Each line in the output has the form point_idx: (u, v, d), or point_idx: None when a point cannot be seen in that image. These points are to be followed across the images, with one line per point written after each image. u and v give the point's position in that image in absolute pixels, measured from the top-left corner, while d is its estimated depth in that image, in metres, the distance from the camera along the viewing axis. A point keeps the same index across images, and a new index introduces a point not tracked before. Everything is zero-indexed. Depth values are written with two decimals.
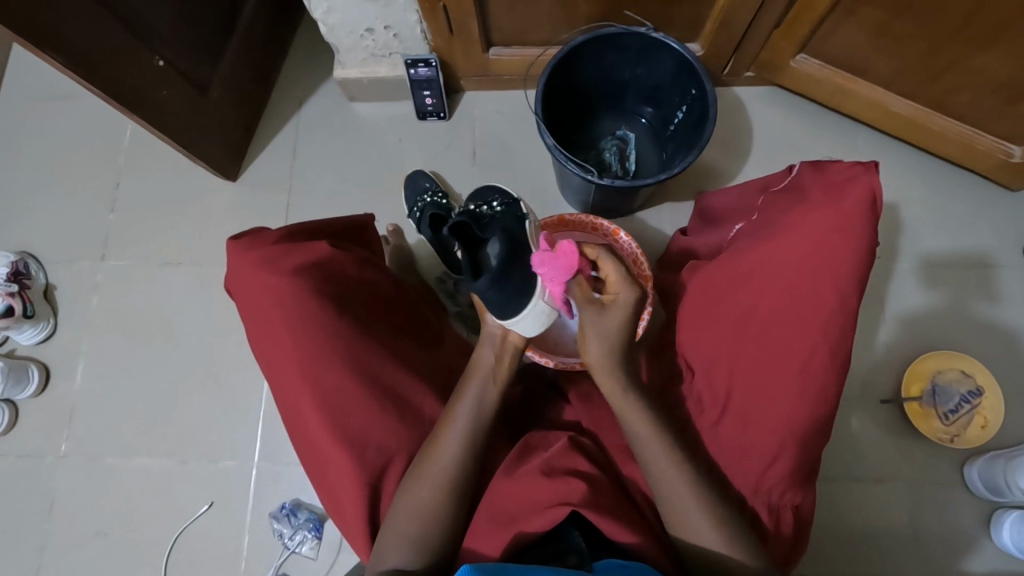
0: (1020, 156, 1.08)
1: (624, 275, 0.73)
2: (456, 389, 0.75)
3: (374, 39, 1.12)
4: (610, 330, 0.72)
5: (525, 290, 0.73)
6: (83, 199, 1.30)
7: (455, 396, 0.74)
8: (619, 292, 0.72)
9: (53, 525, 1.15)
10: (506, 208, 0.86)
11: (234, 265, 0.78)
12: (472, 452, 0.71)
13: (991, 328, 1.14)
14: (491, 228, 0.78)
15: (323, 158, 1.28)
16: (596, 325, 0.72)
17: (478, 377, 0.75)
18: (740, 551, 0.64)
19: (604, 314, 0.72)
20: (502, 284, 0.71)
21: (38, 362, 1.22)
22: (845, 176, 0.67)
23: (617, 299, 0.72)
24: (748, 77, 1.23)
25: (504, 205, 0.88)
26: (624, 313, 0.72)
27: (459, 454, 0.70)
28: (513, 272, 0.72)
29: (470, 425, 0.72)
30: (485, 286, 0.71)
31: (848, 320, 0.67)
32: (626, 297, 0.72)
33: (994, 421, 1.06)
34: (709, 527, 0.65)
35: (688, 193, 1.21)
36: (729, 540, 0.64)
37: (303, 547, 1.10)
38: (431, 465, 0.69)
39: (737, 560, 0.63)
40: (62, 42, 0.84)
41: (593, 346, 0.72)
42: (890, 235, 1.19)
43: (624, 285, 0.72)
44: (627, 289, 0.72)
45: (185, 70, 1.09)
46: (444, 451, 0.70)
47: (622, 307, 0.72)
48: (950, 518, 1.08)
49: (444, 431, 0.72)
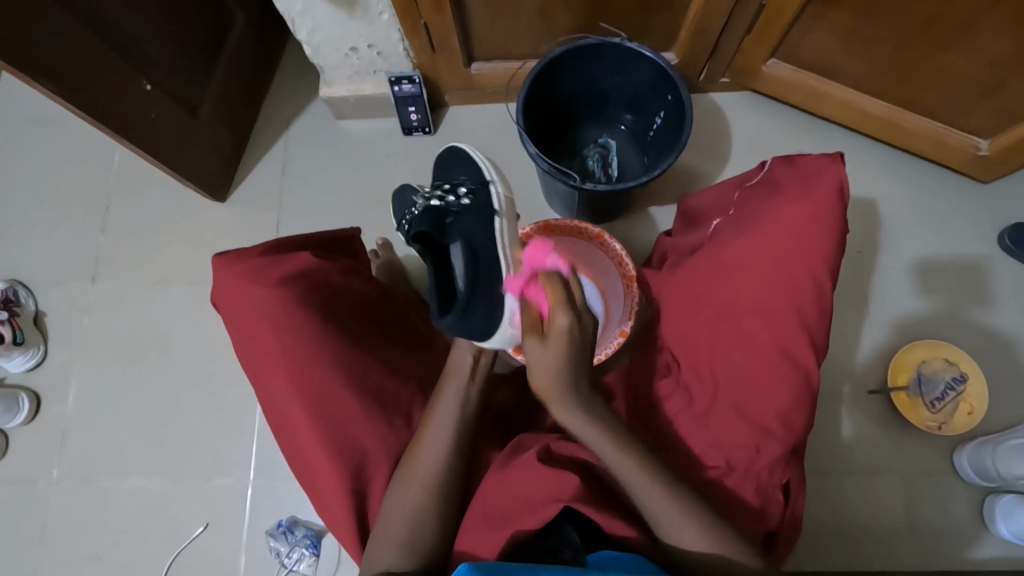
0: (988, 149, 1.12)
1: (564, 300, 0.68)
2: (438, 390, 0.77)
3: (359, 58, 1.15)
4: (549, 355, 0.66)
5: (494, 310, 0.73)
6: (72, 224, 1.31)
7: (437, 396, 0.76)
8: (555, 317, 0.67)
9: (45, 554, 1.13)
10: (475, 199, 0.78)
11: (221, 279, 0.79)
12: (458, 450, 0.72)
13: (971, 316, 1.17)
14: (452, 234, 0.75)
15: (312, 174, 1.30)
16: (536, 354, 0.67)
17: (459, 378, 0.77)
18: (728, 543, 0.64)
19: (543, 342, 0.67)
20: (468, 317, 0.71)
21: (28, 389, 1.22)
22: (815, 168, 0.72)
23: (554, 323, 0.67)
24: (724, 83, 1.27)
25: (471, 191, 0.79)
26: (565, 340, 0.66)
27: (445, 453, 0.71)
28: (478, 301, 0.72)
29: (454, 423, 0.73)
30: (450, 322, 0.71)
31: (824, 304, 0.70)
32: (562, 323, 0.66)
33: (980, 407, 1.08)
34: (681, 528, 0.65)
35: (671, 197, 1.24)
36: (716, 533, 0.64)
37: (301, 564, 1.09)
38: (417, 464, 0.70)
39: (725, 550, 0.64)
40: (51, 69, 0.86)
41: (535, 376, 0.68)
42: (868, 229, 1.22)
43: (556, 310, 0.67)
44: (563, 313, 0.67)
45: (173, 93, 1.11)
46: (428, 449, 0.71)
47: (563, 332, 0.67)
48: (944, 507, 1.09)
49: (427, 430, 0.73)
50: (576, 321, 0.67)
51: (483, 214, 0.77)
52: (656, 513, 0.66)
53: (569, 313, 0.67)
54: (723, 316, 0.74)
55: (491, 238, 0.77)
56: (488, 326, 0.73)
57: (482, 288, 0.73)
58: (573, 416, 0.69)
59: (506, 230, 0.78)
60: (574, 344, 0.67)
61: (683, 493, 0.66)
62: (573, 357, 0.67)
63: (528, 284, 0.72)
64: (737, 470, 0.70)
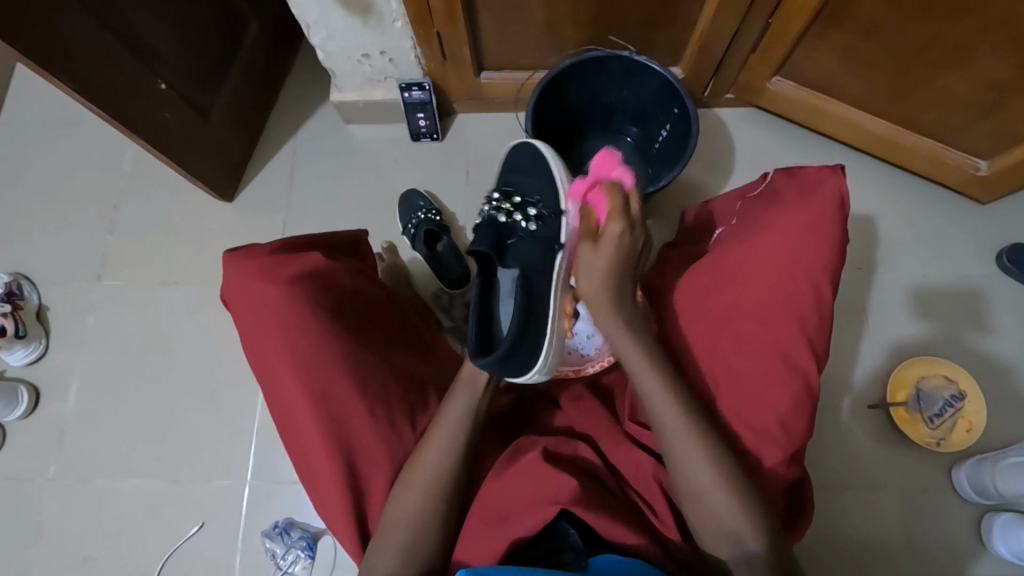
0: (987, 170, 1.13)
1: (621, 208, 0.70)
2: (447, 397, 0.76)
3: (371, 65, 1.17)
4: (600, 257, 0.69)
5: (531, 354, 0.74)
6: (79, 220, 1.31)
7: (445, 403, 0.75)
8: (608, 224, 0.69)
9: (38, 550, 1.12)
10: (544, 228, 0.79)
11: (231, 276, 0.79)
12: (463, 457, 0.72)
13: (970, 334, 1.18)
14: (511, 260, 0.76)
15: (319, 178, 1.31)
16: (587, 260, 0.70)
17: (468, 384, 0.76)
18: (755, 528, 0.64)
19: (595, 247, 0.70)
20: (505, 361, 0.71)
21: (29, 383, 1.22)
22: (816, 180, 0.74)
23: (609, 229, 0.69)
24: (728, 99, 1.29)
25: (540, 217, 0.79)
26: (619, 241, 0.69)
27: (448, 460, 0.71)
28: (519, 345, 0.72)
29: (460, 429, 0.73)
30: (486, 362, 0.71)
31: (824, 312, 0.71)
32: (616, 227, 0.69)
33: (978, 424, 1.09)
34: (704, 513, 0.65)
35: (675, 208, 1.25)
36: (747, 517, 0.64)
37: (296, 566, 1.08)
38: (419, 470, 0.70)
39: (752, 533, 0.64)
40: (69, 65, 0.87)
41: (584, 281, 0.71)
42: (869, 246, 1.23)
43: (611, 216, 0.69)
44: (617, 220, 0.69)
45: (187, 93, 1.13)
46: (432, 456, 0.71)
47: (616, 238, 0.69)
48: (942, 524, 1.09)
49: (434, 437, 0.72)
50: (629, 228, 0.70)
51: (549, 247, 0.78)
52: (684, 461, 0.66)
53: (624, 221, 0.69)
54: (723, 323, 0.74)
55: (549, 279, 0.78)
56: (521, 368, 0.74)
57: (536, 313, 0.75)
58: (614, 328, 0.71)
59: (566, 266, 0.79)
60: (625, 250, 0.69)
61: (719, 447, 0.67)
62: (623, 262, 0.70)
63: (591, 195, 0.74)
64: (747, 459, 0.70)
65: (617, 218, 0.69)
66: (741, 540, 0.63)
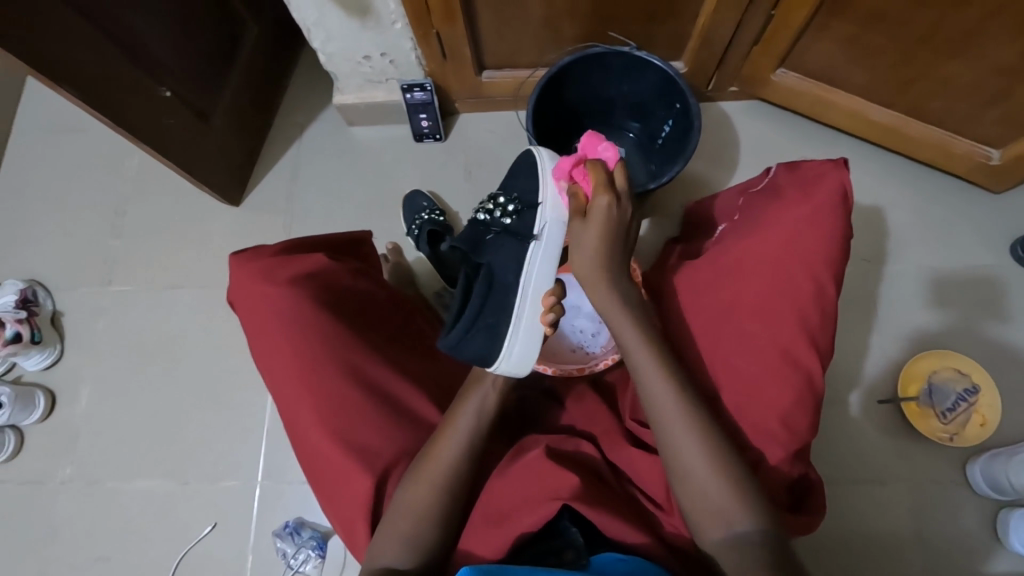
0: (998, 159, 1.11)
1: (604, 182, 0.71)
2: (460, 395, 0.77)
3: (371, 66, 1.17)
4: (588, 233, 0.72)
5: (494, 340, 0.73)
6: (90, 227, 1.34)
7: (459, 400, 0.76)
8: (594, 199, 0.71)
9: (56, 550, 1.15)
10: (518, 222, 0.81)
11: (235, 279, 0.82)
12: (472, 454, 0.72)
13: (983, 326, 1.15)
14: (488, 253, 0.78)
15: (323, 180, 1.32)
16: (579, 234, 0.73)
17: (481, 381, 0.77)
18: (741, 496, 0.62)
19: (584, 221, 0.73)
20: (470, 334, 0.72)
21: (44, 388, 1.24)
22: (817, 173, 0.74)
23: (594, 203, 0.71)
24: (732, 92, 1.28)
25: (518, 214, 0.81)
26: (604, 218, 0.71)
27: (457, 456, 0.71)
28: (482, 323, 0.73)
29: (469, 425, 0.73)
30: (454, 338, 0.71)
31: (827, 307, 0.71)
32: (601, 202, 0.71)
33: (992, 419, 1.07)
34: (707, 474, 0.64)
35: (679, 204, 1.24)
36: (731, 486, 0.63)
37: (307, 565, 1.10)
38: (428, 467, 0.70)
39: (738, 502, 0.62)
40: (73, 74, 0.89)
41: (576, 256, 0.74)
42: (878, 238, 1.21)
43: (597, 191, 0.71)
44: (602, 194, 0.71)
45: (190, 99, 1.14)
46: (442, 453, 0.71)
47: (602, 211, 0.71)
48: (956, 520, 1.07)
49: (445, 434, 0.73)
50: (615, 202, 0.71)
51: (522, 242, 0.79)
52: (671, 436, 0.66)
53: (611, 196, 0.71)
54: (721, 318, 0.73)
55: (519, 271, 0.78)
56: (484, 354, 0.72)
57: (502, 304, 0.75)
58: (617, 319, 0.72)
59: (539, 258, 0.80)
60: (613, 224, 0.71)
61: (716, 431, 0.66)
62: (612, 239, 0.72)
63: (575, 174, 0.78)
64: (750, 450, 0.69)
65: (603, 195, 0.71)
66: (727, 508, 0.62)
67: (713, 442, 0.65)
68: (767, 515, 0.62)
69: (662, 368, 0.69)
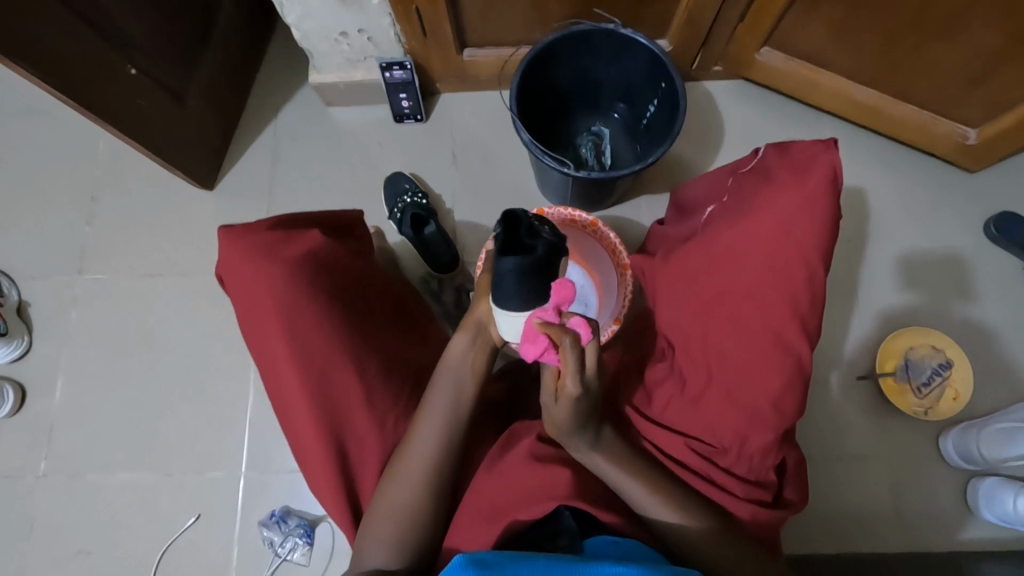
0: (975, 139, 1.13)
1: (575, 367, 0.62)
2: (430, 387, 0.76)
3: (350, 44, 1.13)
4: (563, 417, 0.65)
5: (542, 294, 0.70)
6: (55, 213, 1.28)
7: (429, 393, 0.75)
8: (565, 381, 0.63)
9: (34, 546, 1.12)
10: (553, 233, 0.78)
11: (227, 256, 0.78)
12: (448, 449, 0.71)
13: (957, 303, 1.19)
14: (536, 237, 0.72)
15: (302, 163, 1.28)
16: (552, 409, 0.66)
17: (456, 371, 0.76)
18: (698, 521, 0.66)
19: (555, 399, 0.65)
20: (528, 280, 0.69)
21: (13, 380, 1.20)
22: (808, 155, 0.70)
23: (565, 386, 0.63)
24: (716, 72, 1.27)
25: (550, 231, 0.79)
26: (572, 405, 0.64)
27: (431, 452, 0.70)
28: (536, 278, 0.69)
29: (442, 420, 0.72)
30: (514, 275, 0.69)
31: (817, 290, 0.69)
32: (571, 387, 0.63)
33: (965, 393, 1.10)
34: (666, 509, 0.66)
35: (664, 186, 1.24)
36: (682, 511, 0.66)
37: (294, 553, 1.09)
38: (404, 464, 0.70)
39: (696, 528, 0.65)
40: (33, 50, 0.83)
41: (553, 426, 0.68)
42: (859, 219, 1.23)
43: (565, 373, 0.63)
44: (571, 379, 0.62)
45: (160, 78, 1.09)
46: (415, 449, 0.71)
47: (573, 396, 0.63)
48: (929, 491, 1.11)
49: (418, 429, 0.72)
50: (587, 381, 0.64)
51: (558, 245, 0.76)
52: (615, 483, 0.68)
53: (580, 381, 0.63)
54: (714, 304, 0.73)
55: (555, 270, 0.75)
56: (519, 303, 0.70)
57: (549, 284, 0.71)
58: (587, 455, 0.68)
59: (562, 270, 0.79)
60: (584, 404, 0.64)
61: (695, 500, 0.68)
62: (586, 412, 0.65)
63: (543, 352, 0.63)
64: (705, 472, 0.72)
65: (572, 386, 0.62)
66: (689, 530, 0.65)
67: (653, 482, 0.67)
68: (725, 531, 0.66)
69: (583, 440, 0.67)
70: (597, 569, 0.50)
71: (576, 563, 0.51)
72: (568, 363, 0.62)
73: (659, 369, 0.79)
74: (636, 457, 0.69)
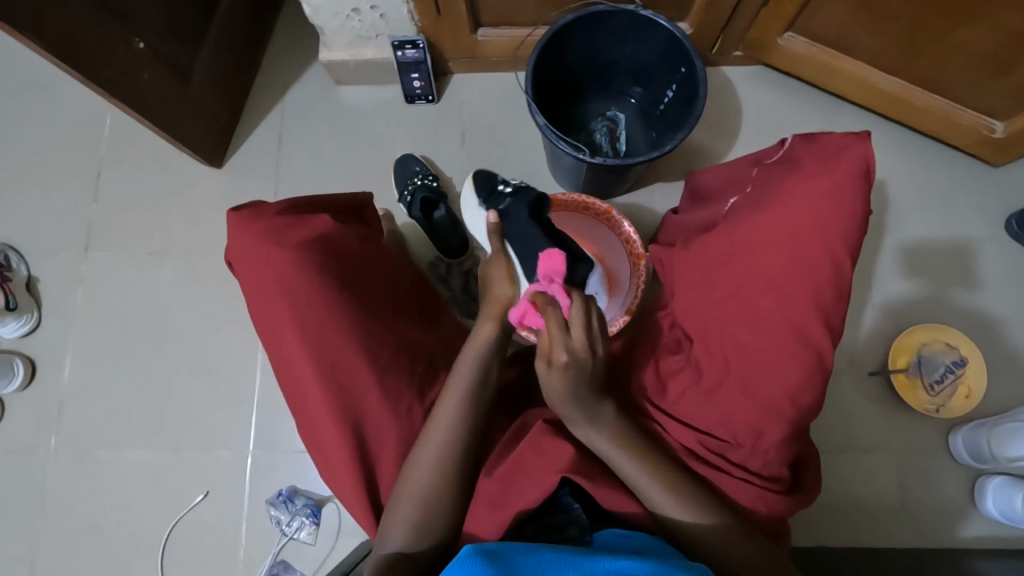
0: (1001, 131, 1.10)
1: (558, 327, 0.65)
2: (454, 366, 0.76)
3: (360, 20, 1.10)
4: (557, 387, 0.66)
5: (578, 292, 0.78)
6: (64, 189, 1.27)
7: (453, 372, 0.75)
8: (554, 347, 0.65)
9: (45, 518, 1.14)
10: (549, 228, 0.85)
11: (236, 240, 0.77)
12: (469, 429, 0.71)
13: (975, 299, 1.16)
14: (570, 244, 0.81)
15: (311, 143, 1.26)
16: (546, 380, 0.67)
17: (481, 351, 0.76)
18: (703, 512, 0.64)
19: (548, 369, 0.66)
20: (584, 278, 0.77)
21: (24, 355, 1.20)
22: (838, 146, 0.67)
23: (555, 354, 0.65)
24: (736, 57, 1.24)
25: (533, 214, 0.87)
26: (565, 375, 0.65)
27: (451, 432, 0.70)
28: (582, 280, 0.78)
29: (462, 400, 0.72)
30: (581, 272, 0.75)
31: (842, 284, 0.67)
32: (559, 351, 0.65)
33: (978, 390, 1.09)
34: (670, 496, 0.65)
35: (679, 173, 1.22)
36: (687, 499, 0.65)
37: (301, 533, 1.10)
38: (426, 445, 0.70)
39: (701, 518, 0.64)
40: (39, 22, 0.81)
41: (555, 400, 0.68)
42: (877, 211, 1.21)
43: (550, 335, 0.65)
44: (558, 344, 0.65)
45: (167, 53, 1.07)
46: (436, 430, 0.70)
47: (564, 365, 0.65)
48: (937, 487, 1.10)
49: (440, 409, 0.72)
50: (577, 351, 0.65)
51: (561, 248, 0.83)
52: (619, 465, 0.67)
53: (567, 348, 0.65)
54: (734, 297, 0.72)
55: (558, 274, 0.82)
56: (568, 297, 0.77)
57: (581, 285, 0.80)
58: (586, 433, 0.68)
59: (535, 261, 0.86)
60: (579, 376, 0.66)
61: (700, 491, 0.66)
62: (583, 386, 0.66)
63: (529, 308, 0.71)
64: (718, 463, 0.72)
65: (558, 349, 0.65)
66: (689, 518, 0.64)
67: (655, 466, 0.67)
68: (734, 524, 0.64)
69: (586, 418, 0.68)
70: (604, 563, 0.50)
71: (582, 556, 0.50)
72: (551, 322, 0.66)
73: (672, 361, 0.80)
74: (642, 440, 0.69)
